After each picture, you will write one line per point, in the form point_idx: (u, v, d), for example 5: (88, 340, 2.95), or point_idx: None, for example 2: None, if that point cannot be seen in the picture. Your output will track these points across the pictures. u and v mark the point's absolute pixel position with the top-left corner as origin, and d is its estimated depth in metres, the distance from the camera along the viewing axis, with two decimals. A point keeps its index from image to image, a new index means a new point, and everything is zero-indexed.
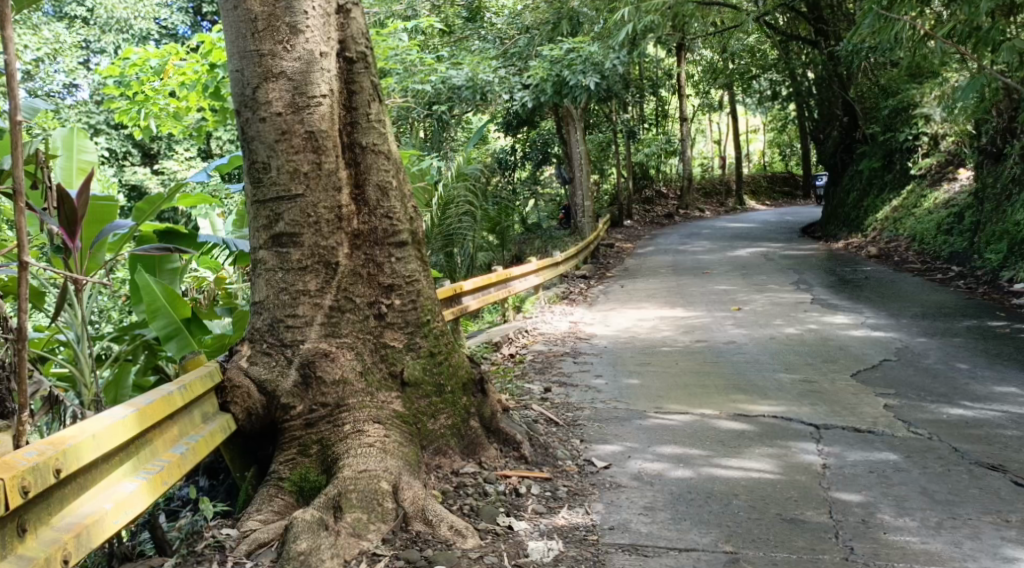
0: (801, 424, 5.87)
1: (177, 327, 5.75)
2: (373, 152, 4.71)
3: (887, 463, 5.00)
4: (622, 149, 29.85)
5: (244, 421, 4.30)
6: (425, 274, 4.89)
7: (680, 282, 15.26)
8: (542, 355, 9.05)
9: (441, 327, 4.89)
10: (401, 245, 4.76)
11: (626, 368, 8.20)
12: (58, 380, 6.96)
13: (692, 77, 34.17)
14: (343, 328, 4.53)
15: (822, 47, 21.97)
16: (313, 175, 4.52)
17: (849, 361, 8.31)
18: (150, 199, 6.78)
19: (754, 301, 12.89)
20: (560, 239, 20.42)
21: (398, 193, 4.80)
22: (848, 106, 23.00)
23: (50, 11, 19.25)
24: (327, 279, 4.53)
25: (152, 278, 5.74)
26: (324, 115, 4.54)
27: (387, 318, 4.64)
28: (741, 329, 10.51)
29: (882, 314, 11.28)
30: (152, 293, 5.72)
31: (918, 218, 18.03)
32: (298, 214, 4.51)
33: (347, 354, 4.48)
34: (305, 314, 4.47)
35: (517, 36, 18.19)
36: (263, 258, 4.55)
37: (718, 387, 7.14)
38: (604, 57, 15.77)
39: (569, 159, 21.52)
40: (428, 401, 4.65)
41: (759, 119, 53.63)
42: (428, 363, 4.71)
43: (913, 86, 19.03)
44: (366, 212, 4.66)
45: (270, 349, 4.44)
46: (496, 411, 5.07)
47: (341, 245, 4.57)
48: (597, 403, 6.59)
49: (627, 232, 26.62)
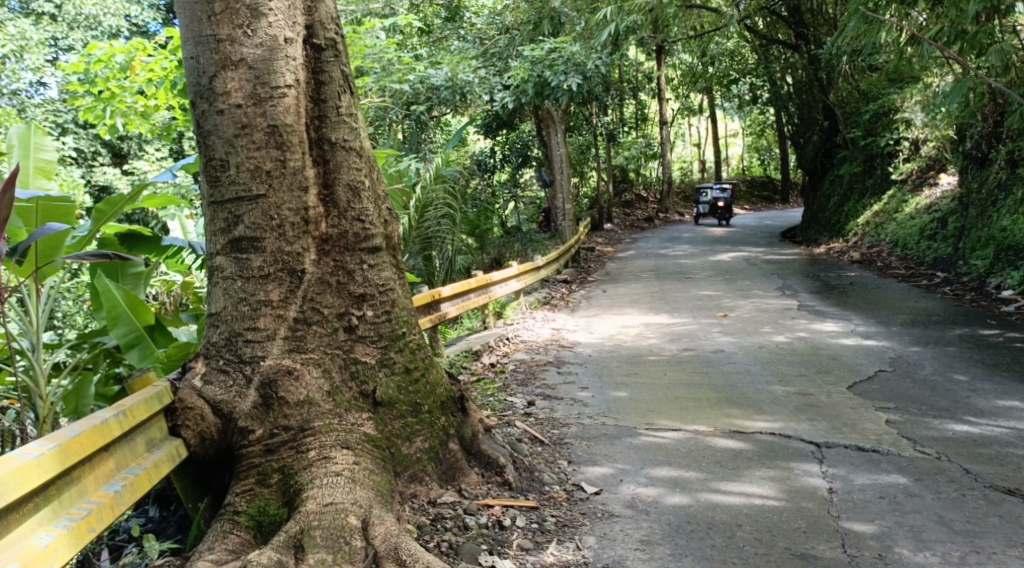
0: (801, 443, 5.51)
1: (139, 335, 5.27)
2: (344, 148, 4.28)
3: (898, 488, 4.65)
4: (602, 152, 29.48)
5: (196, 446, 3.88)
6: (400, 282, 4.47)
7: (664, 288, 14.94)
8: (524, 365, 8.66)
9: (418, 339, 4.48)
10: (374, 250, 4.33)
11: (613, 379, 7.81)
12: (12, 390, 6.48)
13: (671, 81, 33.92)
14: (308, 343, 4.10)
15: (803, 50, 21.70)
16: (276, 174, 4.10)
17: (843, 372, 7.97)
18: (111, 199, 6.27)
19: (740, 307, 12.56)
20: (540, 243, 20.05)
21: (370, 194, 4.38)
22: (828, 110, 22.77)
23: (16, 6, 18.62)
24: (292, 289, 4.10)
25: (112, 281, 5.24)
26: (289, 108, 4.12)
27: (358, 331, 4.22)
28: (729, 337, 10.18)
29: (870, 322, 10.97)
30: (112, 298, 5.23)
31: (900, 223, 17.80)
32: (259, 217, 4.08)
33: (312, 372, 4.06)
34: (267, 327, 4.05)
35: (497, 36, 17.80)
36: (220, 264, 4.12)
37: (711, 400, 6.77)
38: (587, 58, 15.47)
39: (549, 161, 21.16)
40: (402, 422, 4.23)
41: (737, 124, 53.62)
42: (403, 381, 4.30)
43: (896, 91, 18.91)
44: (335, 214, 4.23)
45: (227, 366, 4.02)
46: (478, 431, 4.66)
47: (307, 251, 4.15)
48: (583, 419, 6.20)
49: (607, 236, 26.29)
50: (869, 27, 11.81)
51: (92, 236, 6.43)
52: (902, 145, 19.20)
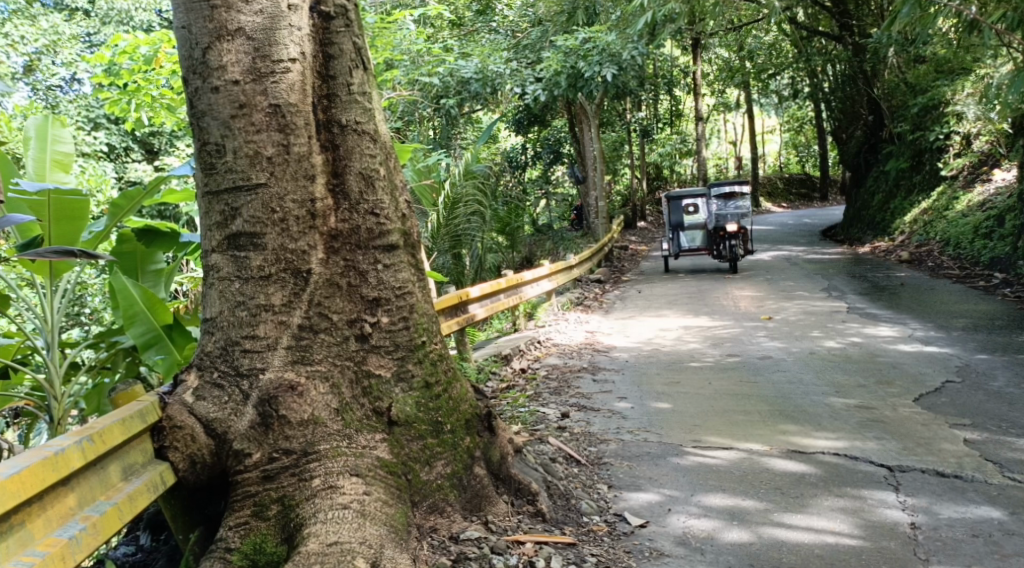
0: (872, 465, 4.91)
1: (158, 334, 4.78)
2: (356, 132, 3.76)
3: (993, 524, 4.04)
4: (636, 148, 28.73)
5: (186, 471, 3.40)
6: (420, 283, 3.95)
7: (702, 288, 14.31)
8: (556, 371, 8.11)
9: (439, 349, 3.96)
10: (391, 248, 3.82)
11: (653, 388, 7.24)
12: (32, 393, 6.12)
13: (707, 76, 33.05)
14: (314, 353, 3.60)
15: (845, 42, 20.81)
16: (279, 161, 3.60)
17: (906, 382, 7.31)
18: (128, 193, 5.82)
19: (785, 309, 11.88)
20: (573, 240, 19.46)
21: (386, 183, 3.86)
22: (873, 104, 21.95)
23: (49, 2, 18.53)
24: (297, 292, 3.61)
25: (127, 276, 4.75)
26: (294, 88, 3.62)
27: (372, 340, 3.71)
28: (776, 341, 9.53)
29: (929, 326, 10.25)
30: (128, 295, 4.75)
31: (951, 221, 16.93)
32: (260, 208, 3.58)
33: (319, 387, 3.57)
34: (268, 335, 3.55)
35: (530, 28, 17.22)
36: (216, 263, 3.63)
37: (762, 414, 6.17)
38: (622, 48, 14.88)
39: (582, 158, 20.54)
40: (423, 444, 3.72)
41: (774, 121, 52.23)
42: (422, 397, 3.78)
43: (946, 83, 17.98)
44: (345, 207, 3.73)
45: (222, 379, 3.52)
46: (508, 454, 4.11)
47: (314, 248, 3.65)
48: (623, 434, 5.65)
49: (642, 234, 25.60)
50: (923, 14, 11.16)
51: (110, 234, 5.97)
52: (953, 139, 18.57)
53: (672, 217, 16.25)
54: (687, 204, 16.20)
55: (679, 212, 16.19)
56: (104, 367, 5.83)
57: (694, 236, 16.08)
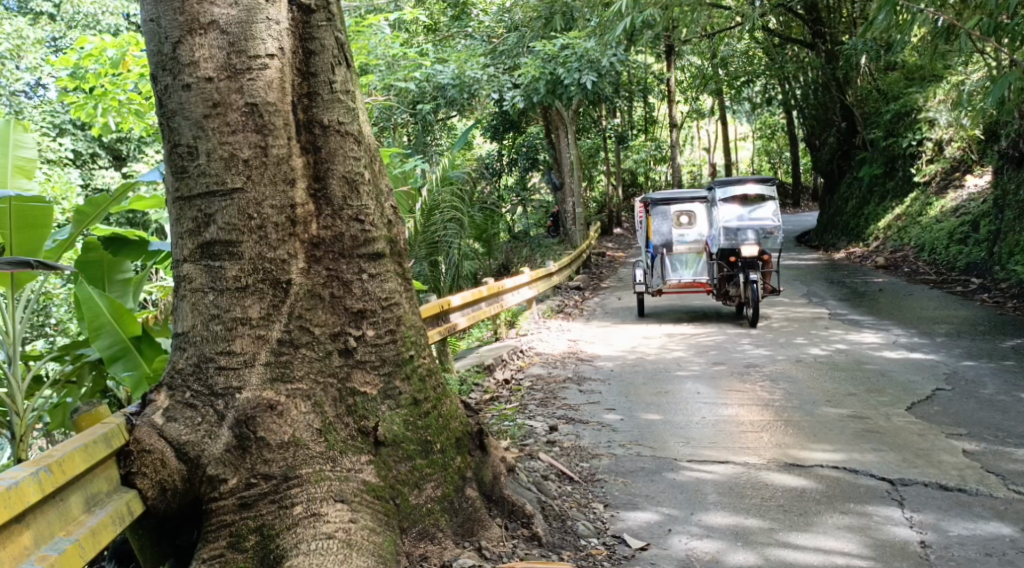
0: (873, 479, 4.75)
1: (126, 347, 4.51)
2: (339, 133, 3.53)
3: (1005, 541, 3.89)
4: (611, 155, 28.61)
5: (156, 499, 3.14)
6: (407, 293, 3.72)
7: (682, 295, 14.18)
8: (541, 382, 7.89)
9: (429, 363, 3.74)
10: (376, 257, 3.59)
11: (641, 398, 7.06)
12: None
13: (680, 83, 33.01)
14: (295, 370, 3.36)
15: (819, 49, 20.77)
16: (256, 164, 3.36)
17: (897, 391, 7.18)
18: (93, 199, 5.54)
19: (767, 316, 11.76)
20: (550, 247, 19.27)
21: (371, 188, 3.63)
22: (846, 111, 21.78)
23: (14, 6, 18.06)
24: (276, 303, 3.37)
25: (92, 286, 4.49)
26: (273, 86, 3.39)
27: (357, 355, 3.48)
28: (761, 349, 9.38)
29: (912, 333, 10.15)
30: (94, 306, 4.48)
31: (925, 227, 16.97)
32: (235, 214, 3.34)
33: (300, 406, 3.33)
34: (244, 351, 3.31)
35: (506, 33, 17.03)
36: (187, 273, 3.38)
37: (756, 426, 6.00)
38: (601, 55, 14.75)
39: (558, 164, 20.38)
40: (411, 466, 3.50)
41: (746, 128, 52.48)
42: (411, 415, 3.56)
43: (918, 90, 17.99)
44: (328, 213, 3.50)
45: (195, 399, 3.26)
46: (500, 474, 3.89)
47: (294, 257, 3.42)
48: (615, 448, 5.45)
49: (617, 241, 25.47)
50: (900, 20, 11.13)
51: (75, 242, 5.69)
52: (925, 146, 18.56)
53: (658, 233, 11.67)
54: (679, 214, 11.63)
55: (667, 227, 11.60)
56: (69, 381, 5.55)
57: (687, 262, 11.46)
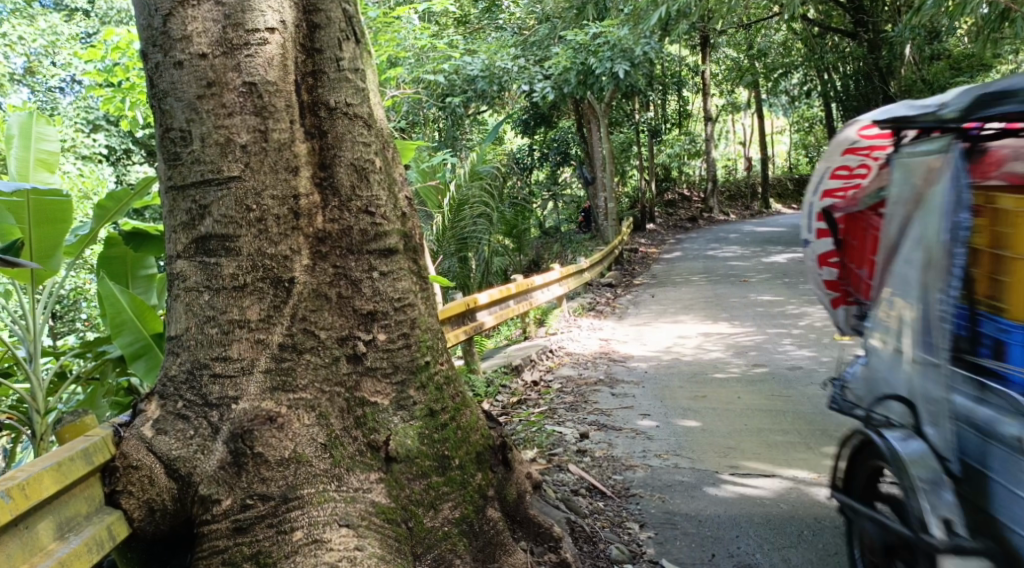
0: None
1: (148, 344, 4.16)
2: (347, 115, 3.20)
3: None
4: (644, 149, 27.97)
5: (142, 521, 2.83)
6: (422, 293, 3.38)
7: (718, 292, 13.72)
8: (572, 384, 7.55)
9: (446, 371, 3.40)
10: (388, 253, 3.25)
11: (677, 403, 6.67)
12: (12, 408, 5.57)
13: (715, 76, 32.22)
14: (298, 378, 3.04)
15: (862, 38, 19.92)
16: (255, 151, 3.04)
17: None
18: (116, 191, 5.19)
19: (809, 314, 11.29)
20: (581, 243, 18.85)
21: (383, 177, 3.29)
22: (889, 101, 20.53)
23: (49, 3, 17.98)
24: (277, 304, 3.05)
25: (112, 280, 4.16)
26: (273, 63, 3.06)
27: (367, 361, 3.16)
28: (805, 350, 8.96)
29: None
30: (115, 301, 4.15)
31: None
32: (233, 204, 3.02)
33: (304, 417, 3.01)
34: (242, 357, 2.99)
35: (536, 25, 16.61)
36: (181, 271, 3.07)
37: (803, 435, 5.62)
38: (635, 44, 14.32)
39: (591, 158, 19.93)
40: (426, 484, 3.16)
41: (783, 123, 51.30)
42: (426, 428, 3.23)
43: (967, 79, 16.93)
44: (335, 204, 3.18)
45: (187, 409, 2.95)
46: (526, 492, 3.54)
47: (298, 253, 3.10)
48: (651, 458, 5.11)
49: (651, 236, 24.96)
50: (952, 7, 10.60)
51: (96, 238, 5.34)
52: None
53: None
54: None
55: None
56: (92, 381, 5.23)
57: None
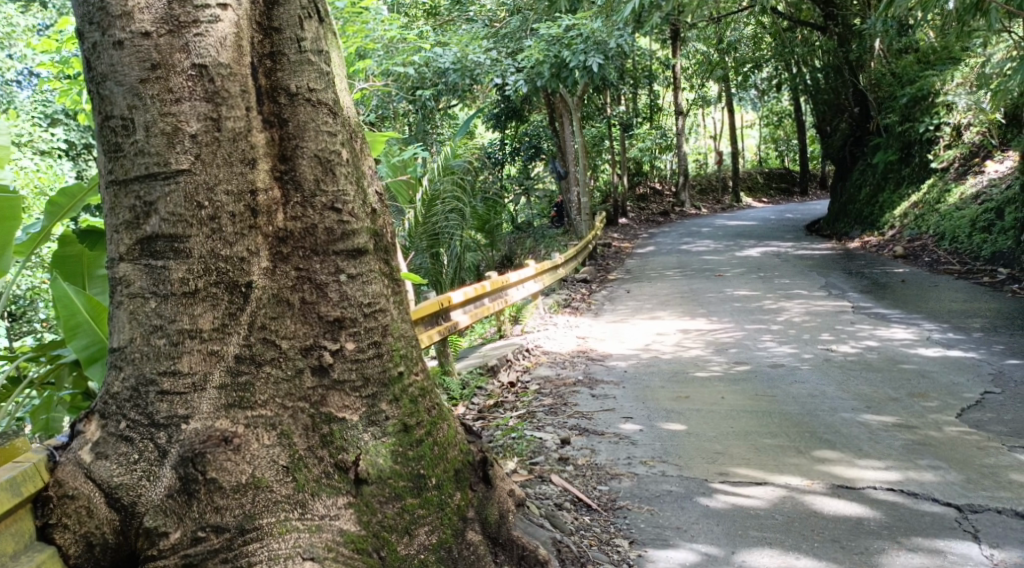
0: (937, 506, 4.26)
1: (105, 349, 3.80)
2: (309, 101, 2.89)
3: None
4: (615, 143, 27.72)
5: (80, 558, 2.54)
6: (395, 297, 3.09)
7: (693, 287, 13.52)
8: (549, 385, 7.30)
9: (421, 381, 3.11)
10: (357, 253, 2.96)
11: (659, 405, 6.42)
12: None
13: (686, 70, 32.04)
14: (257, 394, 2.75)
15: (831, 32, 19.75)
16: (207, 140, 2.73)
17: (941, 394, 6.60)
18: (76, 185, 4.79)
19: (787, 309, 11.13)
20: (554, 238, 18.58)
21: (351, 170, 2.99)
22: (859, 95, 20.40)
23: None
24: (233, 312, 2.75)
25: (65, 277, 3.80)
26: (226, 43, 2.75)
27: (334, 374, 2.87)
28: (786, 347, 8.78)
29: (945, 327, 9.53)
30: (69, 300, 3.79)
31: (944, 215, 15.13)
32: (182, 201, 2.71)
33: (263, 437, 2.72)
34: (193, 371, 2.69)
35: (508, 17, 16.27)
36: (124, 275, 2.76)
37: (792, 437, 5.42)
38: (608, 36, 14.08)
39: (563, 152, 19.69)
40: (400, 507, 2.87)
41: (752, 116, 51.22)
42: (400, 444, 2.94)
43: (937, 71, 16.80)
44: (297, 200, 2.87)
45: (131, 430, 2.64)
46: (508, 511, 3.26)
47: (256, 255, 2.80)
48: (637, 465, 4.88)
49: (624, 231, 24.72)
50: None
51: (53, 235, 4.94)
52: (942, 130, 16.68)
53: None
54: None
55: None
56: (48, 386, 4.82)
57: None
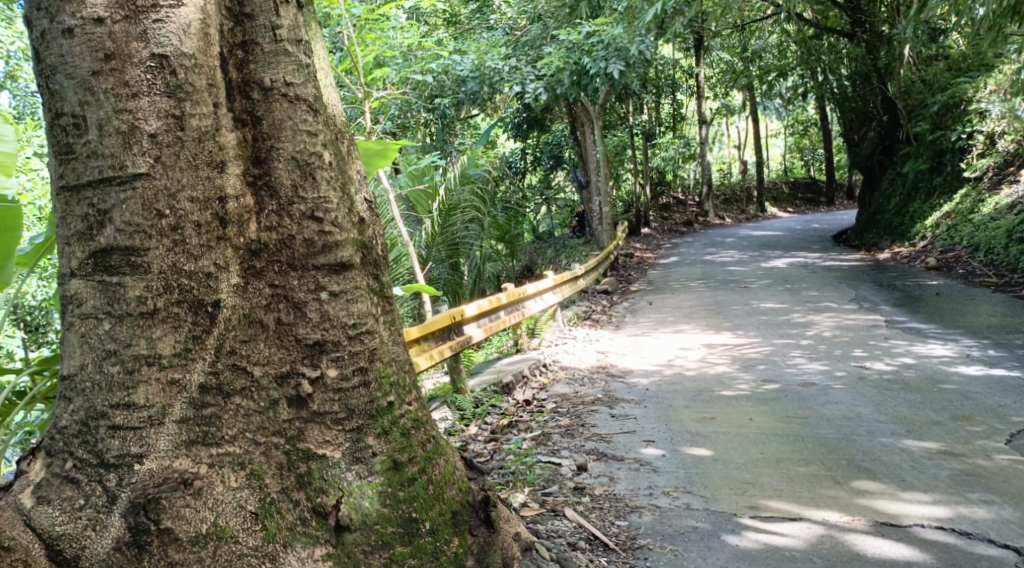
0: (994, 548, 3.85)
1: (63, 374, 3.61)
2: (286, 97, 2.56)
3: None
4: (638, 152, 27.29)
5: None
6: (385, 317, 2.74)
7: (718, 299, 13.08)
8: (567, 404, 6.93)
9: (414, 413, 2.76)
10: (341, 269, 2.61)
11: (683, 427, 6.03)
12: None
13: (710, 78, 31.58)
14: (224, 428, 2.42)
15: (858, 38, 19.20)
16: (168, 141, 2.41)
17: (987, 417, 6.17)
18: None
19: (817, 323, 10.68)
20: (575, 248, 18.18)
21: (334, 174, 2.65)
22: (887, 102, 19.86)
23: None
24: (197, 334, 2.42)
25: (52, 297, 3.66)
26: (190, 30, 2.44)
27: (313, 405, 2.53)
28: (818, 363, 8.34)
29: (985, 343, 9.05)
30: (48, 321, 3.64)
31: (978, 225, 14.60)
32: (139, 208, 2.39)
33: (230, 479, 2.40)
34: (151, 404, 2.36)
35: (528, 25, 15.90)
36: (75, 293, 2.43)
37: (828, 465, 5.02)
38: (630, 43, 13.69)
39: (584, 162, 19.34)
40: (388, 557, 2.52)
41: (776, 126, 50.51)
42: (389, 485, 2.59)
43: (969, 78, 16.26)
44: (272, 209, 2.55)
45: (78, 471, 2.35)
46: (513, 559, 2.88)
47: (224, 270, 2.47)
48: (659, 495, 4.51)
49: (646, 242, 24.25)
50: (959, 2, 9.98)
51: None
52: (975, 138, 16.15)
53: None
54: None
55: None
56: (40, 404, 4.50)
57: None
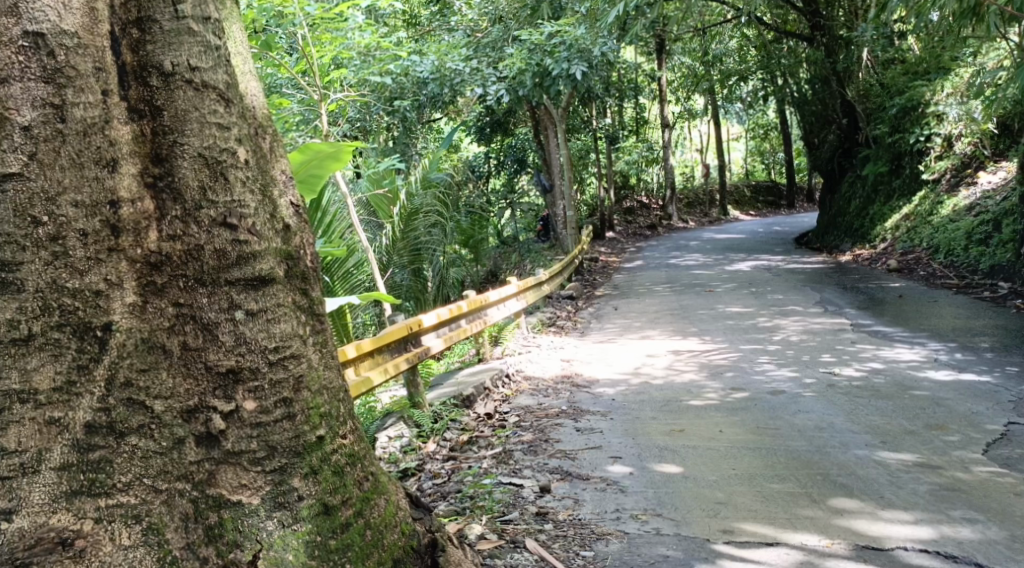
0: None
1: None
2: (190, 84, 2.20)
3: None
4: (602, 156, 27.05)
5: None
6: (315, 337, 2.37)
7: (684, 303, 12.84)
8: (530, 417, 6.59)
9: (349, 447, 2.40)
10: (259, 283, 2.23)
11: (652, 441, 5.73)
12: None
13: (672, 82, 31.47)
14: (115, 474, 2.07)
15: (817, 42, 18.96)
16: (45, 135, 2.03)
17: (961, 425, 5.94)
18: None
19: (784, 327, 10.47)
20: (539, 252, 17.86)
21: (251, 174, 2.27)
22: (846, 106, 19.82)
23: None
24: (83, 364, 2.05)
25: None
26: (72, 5, 2.08)
27: (226, 443, 2.17)
28: (787, 370, 8.10)
29: (953, 346, 8.88)
30: None
31: (938, 227, 14.53)
32: (10, 215, 2.01)
33: (121, 536, 2.06)
34: (24, 448, 2.00)
35: (489, 26, 15.49)
36: None
37: (804, 481, 4.74)
38: (592, 44, 13.42)
39: (548, 165, 19.04)
40: None
41: (737, 130, 50.66)
42: (317, 534, 2.23)
43: (926, 81, 15.91)
44: (176, 214, 2.17)
45: None
46: None
47: (118, 286, 2.10)
48: (626, 519, 4.20)
49: (611, 246, 24.01)
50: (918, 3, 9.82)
51: None
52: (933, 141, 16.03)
53: None
54: None
55: None
56: None
57: None
